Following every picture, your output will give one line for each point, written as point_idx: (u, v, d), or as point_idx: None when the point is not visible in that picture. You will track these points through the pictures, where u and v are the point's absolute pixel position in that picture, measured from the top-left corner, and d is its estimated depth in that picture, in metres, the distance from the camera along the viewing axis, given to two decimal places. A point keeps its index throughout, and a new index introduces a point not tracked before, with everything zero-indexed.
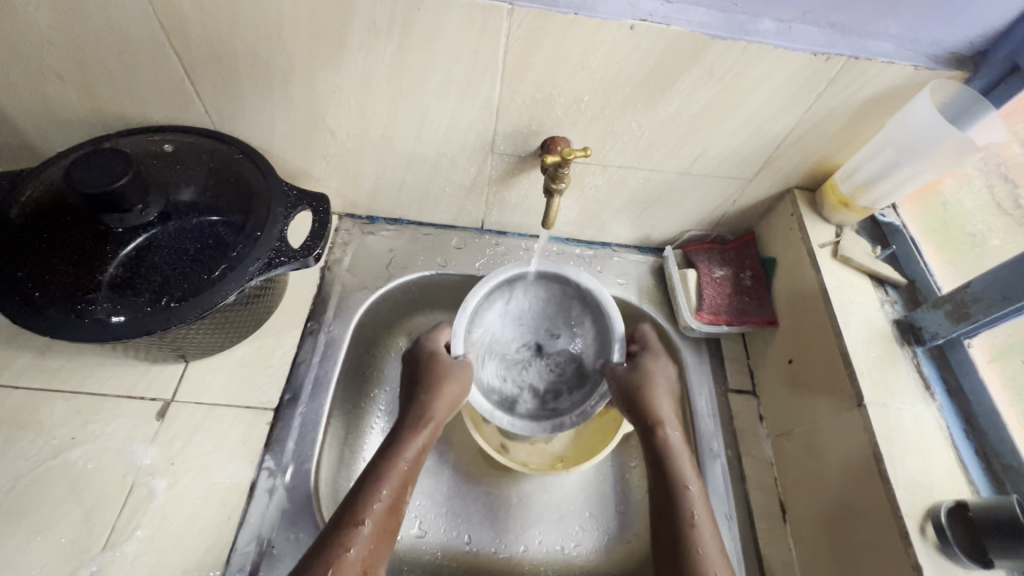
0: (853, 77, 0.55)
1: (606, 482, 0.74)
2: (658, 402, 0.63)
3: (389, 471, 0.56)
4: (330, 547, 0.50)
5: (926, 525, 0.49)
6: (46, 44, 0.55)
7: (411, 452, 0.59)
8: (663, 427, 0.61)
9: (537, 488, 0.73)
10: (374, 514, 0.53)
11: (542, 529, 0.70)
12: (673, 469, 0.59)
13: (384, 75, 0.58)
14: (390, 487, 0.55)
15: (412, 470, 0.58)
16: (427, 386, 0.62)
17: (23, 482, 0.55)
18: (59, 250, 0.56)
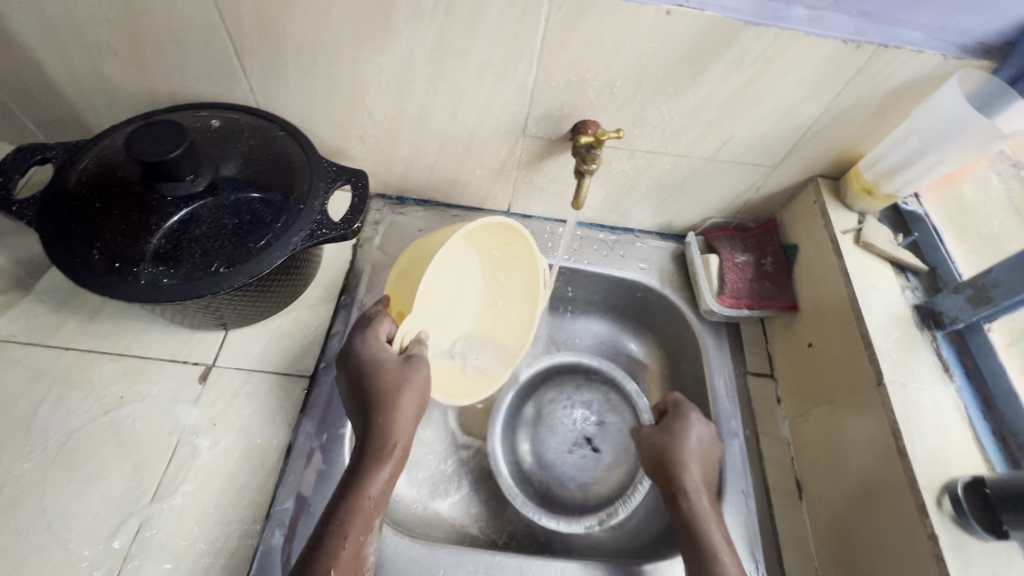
0: (882, 66, 0.56)
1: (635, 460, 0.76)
2: (686, 472, 0.60)
3: (367, 476, 0.53)
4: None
5: (942, 499, 0.50)
6: (105, 20, 0.58)
7: (377, 486, 0.53)
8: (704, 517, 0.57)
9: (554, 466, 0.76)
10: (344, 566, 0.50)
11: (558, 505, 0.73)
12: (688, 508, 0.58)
13: (424, 56, 0.60)
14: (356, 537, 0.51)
15: (373, 516, 0.52)
16: (384, 402, 0.55)
17: (76, 437, 0.58)
18: (110, 220, 0.58)
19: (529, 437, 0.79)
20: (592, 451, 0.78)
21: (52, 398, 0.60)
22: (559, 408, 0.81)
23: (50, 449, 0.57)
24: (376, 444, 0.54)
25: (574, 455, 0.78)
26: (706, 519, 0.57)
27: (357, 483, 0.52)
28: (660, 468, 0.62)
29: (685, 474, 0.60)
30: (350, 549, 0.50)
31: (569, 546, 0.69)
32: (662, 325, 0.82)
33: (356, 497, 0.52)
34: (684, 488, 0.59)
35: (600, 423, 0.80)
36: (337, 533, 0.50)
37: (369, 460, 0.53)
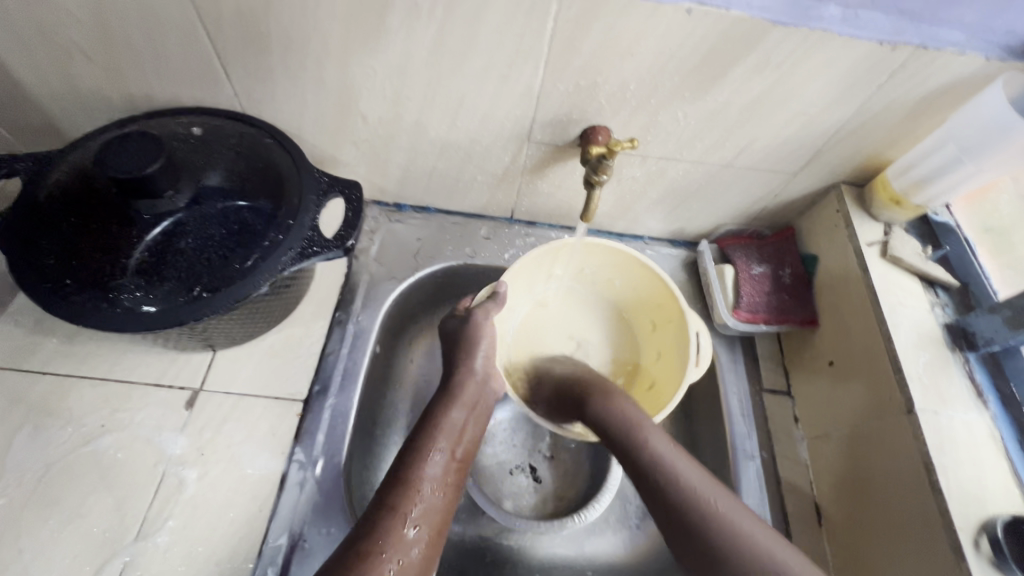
0: (918, 69, 0.52)
1: (585, 494, 0.72)
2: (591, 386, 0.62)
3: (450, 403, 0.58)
4: (380, 501, 0.49)
5: (979, 540, 0.47)
6: (72, 20, 0.53)
7: (452, 422, 0.57)
8: (687, 481, 0.51)
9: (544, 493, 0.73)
10: (429, 479, 0.52)
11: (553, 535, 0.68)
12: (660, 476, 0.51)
13: (422, 58, 0.55)
14: (441, 455, 0.54)
15: (457, 444, 0.56)
16: (465, 350, 0.61)
17: (54, 470, 0.55)
18: (87, 237, 0.55)
19: (485, 446, 0.74)
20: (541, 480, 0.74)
21: (29, 428, 0.57)
22: (518, 429, 0.77)
23: (27, 483, 0.54)
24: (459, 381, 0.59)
25: (514, 480, 0.73)
26: (687, 479, 0.51)
27: (442, 415, 0.57)
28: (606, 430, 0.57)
29: (598, 403, 0.59)
30: (434, 466, 0.53)
31: (576, 573, 0.67)
32: None
33: (438, 428, 0.56)
34: (642, 453, 0.53)
35: (553, 457, 0.75)
36: (423, 451, 0.53)
37: (451, 397, 0.58)
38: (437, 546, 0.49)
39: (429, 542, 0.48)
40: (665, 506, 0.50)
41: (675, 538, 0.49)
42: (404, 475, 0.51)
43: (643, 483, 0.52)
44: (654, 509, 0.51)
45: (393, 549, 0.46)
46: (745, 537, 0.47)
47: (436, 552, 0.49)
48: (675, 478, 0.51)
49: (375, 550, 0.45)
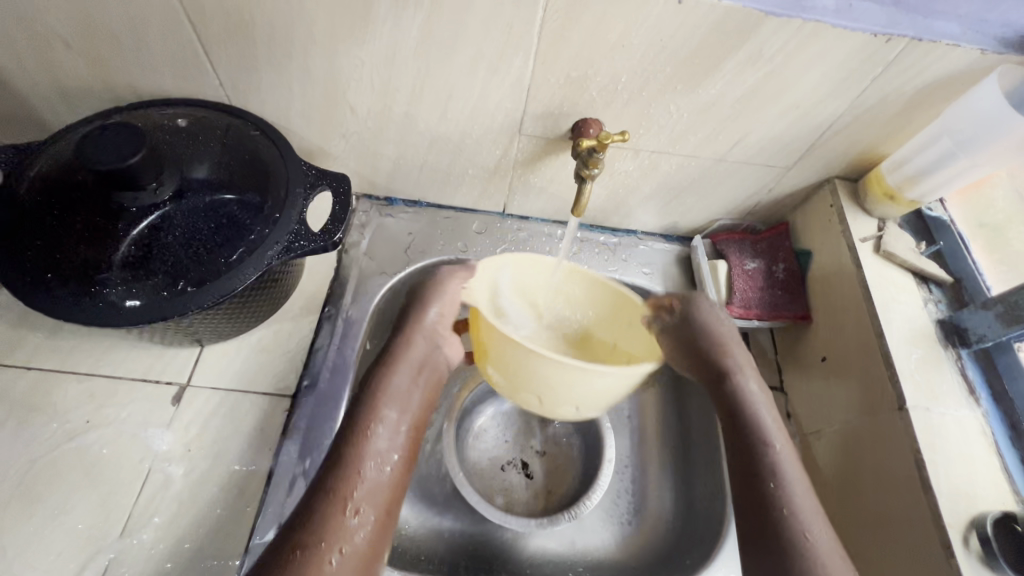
0: (912, 62, 0.51)
1: (576, 490, 0.72)
2: (727, 359, 0.57)
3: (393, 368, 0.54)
4: (323, 481, 0.47)
5: (969, 536, 0.47)
6: (53, 8, 0.52)
7: (398, 390, 0.53)
8: (771, 437, 0.53)
9: (535, 489, 0.72)
10: (375, 455, 0.49)
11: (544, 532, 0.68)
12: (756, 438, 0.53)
13: (410, 49, 0.54)
14: (386, 430, 0.51)
15: (406, 415, 0.53)
16: (415, 312, 0.56)
17: (38, 466, 0.54)
18: (69, 230, 0.53)
19: (475, 441, 0.74)
20: (530, 475, 0.73)
21: (12, 423, 0.56)
22: (510, 425, 0.76)
23: (10, 479, 0.53)
24: (400, 348, 0.55)
25: (505, 476, 0.73)
26: (775, 438, 0.53)
27: (377, 390, 0.52)
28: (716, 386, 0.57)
29: (733, 374, 0.57)
30: (379, 442, 0.50)
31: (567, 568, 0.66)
32: None
33: (376, 408, 0.51)
34: (746, 412, 0.55)
35: (544, 453, 0.75)
36: (366, 428, 0.50)
37: (394, 360, 0.54)
38: (389, 525, 0.48)
39: (376, 526, 0.47)
40: (746, 456, 0.53)
41: (744, 488, 0.52)
42: (349, 453, 0.48)
43: (736, 439, 0.54)
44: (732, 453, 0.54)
45: (339, 536, 0.44)
46: (797, 502, 0.49)
47: (388, 531, 0.48)
48: (767, 442, 0.53)
49: (320, 540, 0.44)
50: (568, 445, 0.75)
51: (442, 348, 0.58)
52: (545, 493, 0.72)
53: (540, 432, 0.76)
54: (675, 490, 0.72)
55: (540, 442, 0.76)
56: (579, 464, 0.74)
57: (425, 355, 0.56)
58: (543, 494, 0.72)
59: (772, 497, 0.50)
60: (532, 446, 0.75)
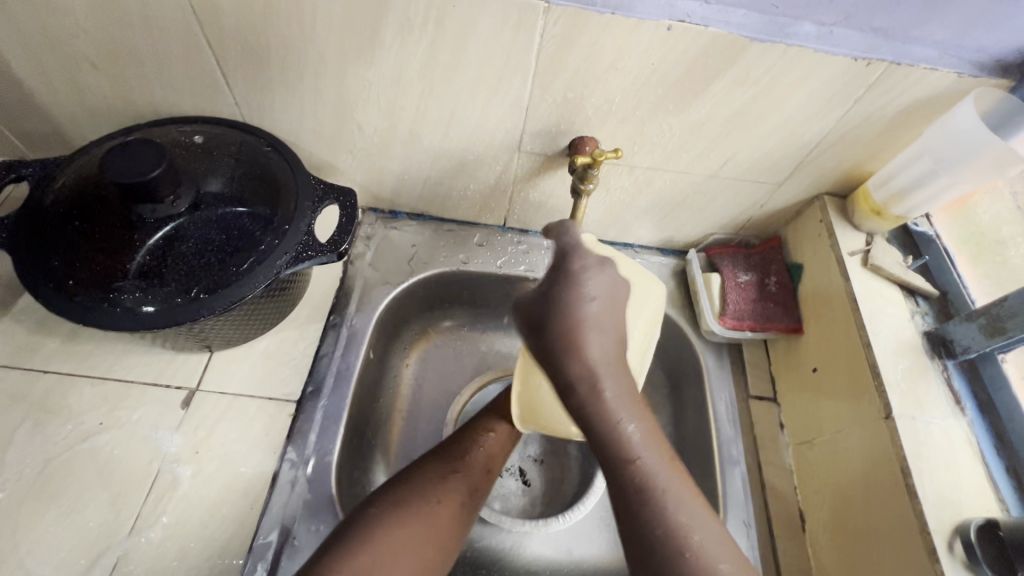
0: (892, 84, 0.54)
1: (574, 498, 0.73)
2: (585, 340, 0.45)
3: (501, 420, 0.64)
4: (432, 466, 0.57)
5: (954, 543, 0.48)
6: (82, 33, 0.55)
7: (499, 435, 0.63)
8: (614, 413, 0.44)
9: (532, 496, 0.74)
10: (479, 455, 0.59)
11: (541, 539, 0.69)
12: (598, 414, 0.44)
13: (416, 71, 0.57)
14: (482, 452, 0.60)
15: (507, 441, 0.63)
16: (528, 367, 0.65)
17: (53, 465, 0.56)
18: (90, 238, 0.57)
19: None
20: (528, 483, 0.74)
21: (29, 424, 0.58)
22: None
23: (26, 478, 0.55)
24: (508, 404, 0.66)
25: (503, 483, 0.74)
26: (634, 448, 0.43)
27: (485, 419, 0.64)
28: (550, 355, 0.45)
29: (574, 365, 0.44)
30: (484, 446, 0.60)
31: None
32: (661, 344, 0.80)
33: (479, 430, 0.62)
34: (603, 422, 0.44)
35: (543, 460, 0.76)
36: (475, 436, 0.61)
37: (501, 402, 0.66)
38: (467, 518, 0.55)
39: (462, 508, 0.55)
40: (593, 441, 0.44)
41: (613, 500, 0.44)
42: (466, 446, 0.60)
43: (577, 419, 0.45)
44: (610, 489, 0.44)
45: (438, 503, 0.53)
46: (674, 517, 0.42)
47: (463, 525, 0.55)
48: (617, 425, 0.44)
49: (416, 501, 0.53)
50: (565, 454, 0.77)
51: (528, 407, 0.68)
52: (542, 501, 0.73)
53: (538, 442, 0.77)
54: None
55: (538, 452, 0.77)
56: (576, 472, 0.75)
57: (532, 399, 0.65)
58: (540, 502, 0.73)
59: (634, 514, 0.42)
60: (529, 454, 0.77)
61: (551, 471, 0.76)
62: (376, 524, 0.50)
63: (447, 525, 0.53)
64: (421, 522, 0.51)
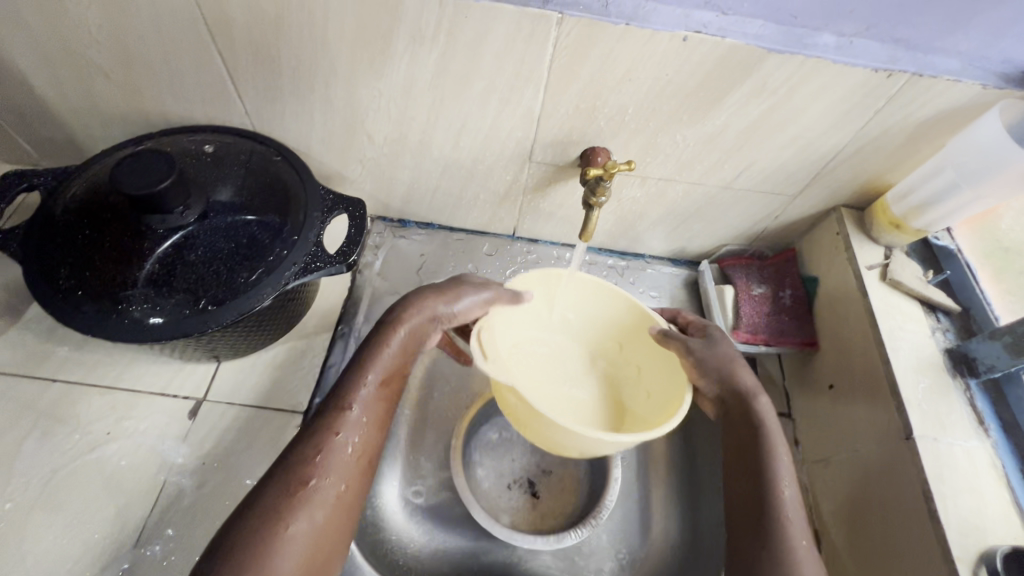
0: (913, 96, 0.52)
1: (583, 511, 0.72)
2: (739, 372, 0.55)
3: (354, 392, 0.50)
4: (316, 430, 0.47)
5: (979, 570, 0.46)
6: (95, 43, 0.55)
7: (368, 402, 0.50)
8: (774, 444, 0.51)
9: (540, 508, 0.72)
10: (363, 402, 0.50)
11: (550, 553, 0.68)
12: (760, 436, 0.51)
13: (426, 81, 0.57)
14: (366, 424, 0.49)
15: (401, 359, 0.53)
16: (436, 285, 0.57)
17: (60, 476, 0.56)
18: (99, 248, 0.56)
19: (483, 457, 0.74)
20: (536, 494, 0.73)
21: (37, 433, 0.58)
22: (517, 444, 0.76)
23: (33, 488, 0.55)
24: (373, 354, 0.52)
25: (510, 495, 0.73)
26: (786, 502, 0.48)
27: (386, 325, 0.54)
28: (732, 407, 0.54)
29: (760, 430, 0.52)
30: (370, 389, 0.50)
31: None
32: None
33: (379, 338, 0.53)
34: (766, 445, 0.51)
35: (552, 472, 0.75)
36: (377, 344, 0.53)
37: (399, 310, 0.54)
38: (371, 472, 0.49)
39: (361, 471, 0.48)
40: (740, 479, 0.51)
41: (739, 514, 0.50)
42: (343, 394, 0.49)
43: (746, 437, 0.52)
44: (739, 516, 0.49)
45: (331, 473, 0.46)
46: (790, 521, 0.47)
47: (367, 485, 0.48)
48: (772, 453, 0.50)
49: (307, 475, 0.45)
50: (575, 464, 0.75)
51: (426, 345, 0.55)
52: (551, 513, 0.72)
53: (547, 451, 0.76)
54: (683, 516, 0.71)
55: (547, 462, 0.75)
56: (585, 483, 0.74)
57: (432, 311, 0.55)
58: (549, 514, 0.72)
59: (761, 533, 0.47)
60: (537, 465, 0.75)
61: (560, 482, 0.74)
62: (268, 515, 0.42)
63: (347, 499, 0.46)
64: (322, 499, 0.44)
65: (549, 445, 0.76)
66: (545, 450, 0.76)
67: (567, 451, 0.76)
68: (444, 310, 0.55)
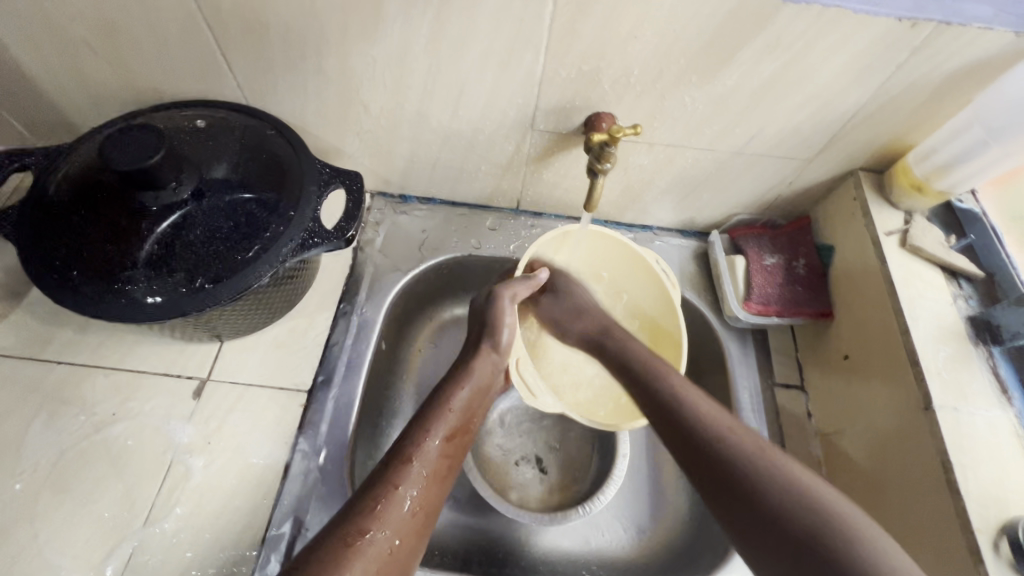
0: (940, 47, 0.49)
1: (590, 486, 0.71)
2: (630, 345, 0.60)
3: (434, 418, 0.54)
4: (379, 485, 0.47)
5: (1001, 542, 0.45)
6: (78, 15, 0.53)
7: (447, 421, 0.55)
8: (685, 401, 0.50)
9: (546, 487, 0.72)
10: (425, 457, 0.51)
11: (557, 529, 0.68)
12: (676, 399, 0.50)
13: (421, 46, 0.54)
14: (444, 438, 0.53)
15: (463, 421, 0.56)
16: (490, 331, 0.62)
17: (67, 456, 0.56)
18: (93, 226, 0.55)
19: (490, 433, 0.74)
20: (542, 471, 0.73)
21: (44, 415, 0.58)
22: (524, 420, 0.76)
23: (42, 468, 0.56)
24: (451, 388, 0.58)
25: (516, 470, 0.73)
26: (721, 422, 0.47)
27: (452, 387, 0.58)
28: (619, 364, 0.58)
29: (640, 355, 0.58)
30: (432, 446, 0.52)
31: (579, 567, 0.65)
32: (682, 329, 0.77)
33: (445, 397, 0.56)
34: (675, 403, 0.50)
35: (559, 448, 0.75)
36: (443, 403, 0.56)
37: (464, 372, 0.59)
38: (425, 532, 0.47)
39: (418, 527, 0.47)
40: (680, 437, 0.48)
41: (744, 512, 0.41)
42: (406, 453, 0.50)
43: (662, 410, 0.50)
44: (696, 476, 0.45)
45: (390, 525, 0.45)
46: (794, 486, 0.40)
47: (420, 544, 0.47)
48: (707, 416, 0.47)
49: (366, 526, 0.43)
50: (582, 441, 0.75)
51: (499, 381, 0.62)
52: (558, 489, 0.72)
53: (554, 429, 0.76)
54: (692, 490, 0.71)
55: (555, 439, 0.75)
56: (592, 459, 0.73)
57: (492, 368, 0.60)
58: (557, 490, 0.72)
59: (745, 477, 0.42)
60: (545, 442, 0.75)
61: (567, 459, 0.74)
62: (328, 558, 0.40)
63: (419, 512, 0.47)
64: (379, 551, 0.43)
65: (556, 422, 0.76)
66: (552, 428, 0.76)
67: (575, 427, 0.76)
68: (502, 355, 0.62)
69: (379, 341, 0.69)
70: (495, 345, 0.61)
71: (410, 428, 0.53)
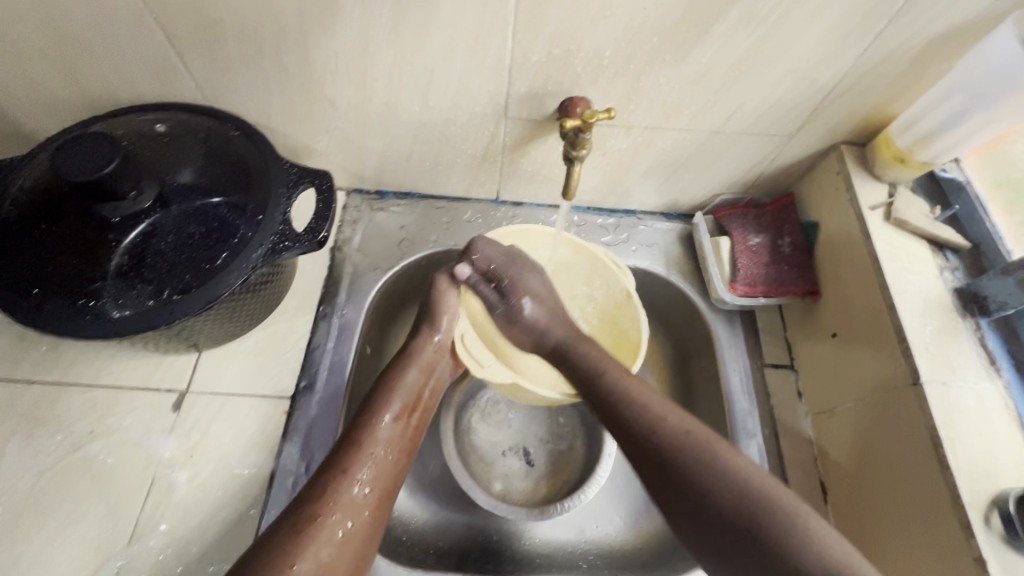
0: (918, 12, 0.48)
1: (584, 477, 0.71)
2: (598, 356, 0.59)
3: (384, 403, 0.53)
4: (329, 470, 0.47)
5: (991, 515, 0.45)
6: (19, 19, 0.50)
7: (395, 407, 0.54)
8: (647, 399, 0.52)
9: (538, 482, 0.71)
10: (378, 439, 0.51)
11: (552, 524, 0.67)
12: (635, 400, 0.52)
13: (383, 36, 0.52)
14: (394, 419, 0.53)
15: (414, 399, 0.56)
16: (428, 318, 0.61)
17: (45, 478, 0.55)
18: (59, 243, 0.53)
19: (479, 426, 0.74)
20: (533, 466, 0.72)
21: (19, 437, 0.57)
22: (514, 412, 0.75)
23: (20, 491, 0.54)
24: (399, 370, 0.57)
25: (504, 461, 0.72)
26: (723, 451, 0.46)
27: (400, 367, 0.57)
28: (598, 392, 0.55)
29: (609, 372, 0.56)
30: (384, 427, 0.52)
31: (575, 557, 0.65)
32: (670, 314, 0.76)
33: (393, 379, 0.56)
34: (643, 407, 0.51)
35: (551, 442, 0.74)
36: (391, 386, 0.55)
37: (408, 355, 0.58)
38: (381, 515, 0.48)
39: (373, 509, 0.47)
40: (708, 501, 0.45)
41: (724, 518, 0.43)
42: (355, 438, 0.50)
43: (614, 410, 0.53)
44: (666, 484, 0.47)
45: (340, 509, 0.45)
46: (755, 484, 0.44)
47: (379, 528, 0.48)
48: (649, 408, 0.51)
49: (317, 512, 0.44)
50: (572, 433, 0.75)
51: (446, 361, 0.60)
52: (552, 481, 0.71)
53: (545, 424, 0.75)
54: None
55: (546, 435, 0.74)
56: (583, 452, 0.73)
57: (437, 350, 0.60)
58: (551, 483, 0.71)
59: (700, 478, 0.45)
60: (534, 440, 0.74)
61: (559, 452, 0.73)
62: (284, 550, 0.41)
63: (372, 498, 0.48)
64: (331, 534, 0.44)
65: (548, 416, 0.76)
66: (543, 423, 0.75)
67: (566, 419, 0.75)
68: (445, 338, 0.60)
69: (363, 343, 0.68)
70: (432, 327, 0.60)
71: (359, 412, 0.53)
